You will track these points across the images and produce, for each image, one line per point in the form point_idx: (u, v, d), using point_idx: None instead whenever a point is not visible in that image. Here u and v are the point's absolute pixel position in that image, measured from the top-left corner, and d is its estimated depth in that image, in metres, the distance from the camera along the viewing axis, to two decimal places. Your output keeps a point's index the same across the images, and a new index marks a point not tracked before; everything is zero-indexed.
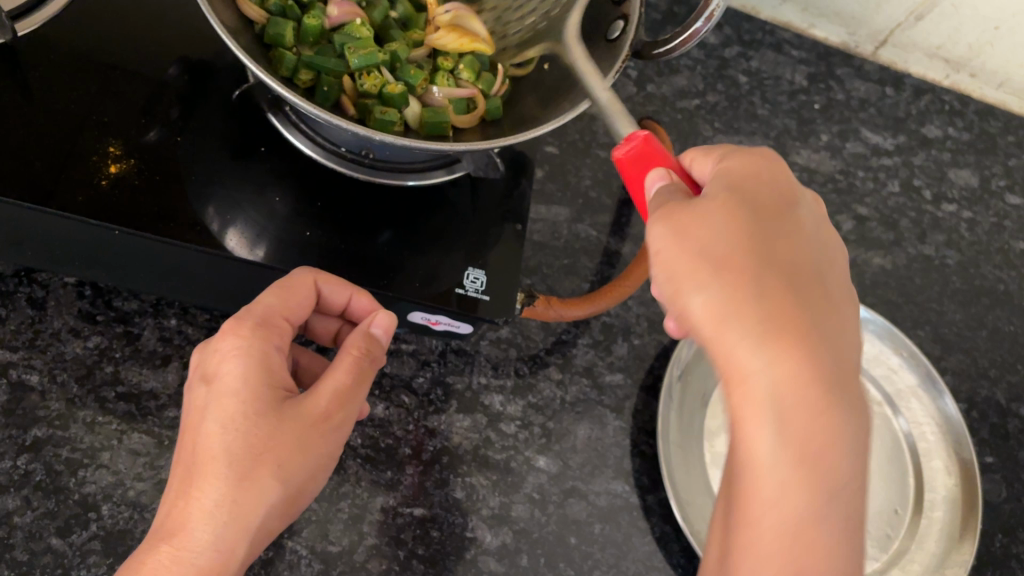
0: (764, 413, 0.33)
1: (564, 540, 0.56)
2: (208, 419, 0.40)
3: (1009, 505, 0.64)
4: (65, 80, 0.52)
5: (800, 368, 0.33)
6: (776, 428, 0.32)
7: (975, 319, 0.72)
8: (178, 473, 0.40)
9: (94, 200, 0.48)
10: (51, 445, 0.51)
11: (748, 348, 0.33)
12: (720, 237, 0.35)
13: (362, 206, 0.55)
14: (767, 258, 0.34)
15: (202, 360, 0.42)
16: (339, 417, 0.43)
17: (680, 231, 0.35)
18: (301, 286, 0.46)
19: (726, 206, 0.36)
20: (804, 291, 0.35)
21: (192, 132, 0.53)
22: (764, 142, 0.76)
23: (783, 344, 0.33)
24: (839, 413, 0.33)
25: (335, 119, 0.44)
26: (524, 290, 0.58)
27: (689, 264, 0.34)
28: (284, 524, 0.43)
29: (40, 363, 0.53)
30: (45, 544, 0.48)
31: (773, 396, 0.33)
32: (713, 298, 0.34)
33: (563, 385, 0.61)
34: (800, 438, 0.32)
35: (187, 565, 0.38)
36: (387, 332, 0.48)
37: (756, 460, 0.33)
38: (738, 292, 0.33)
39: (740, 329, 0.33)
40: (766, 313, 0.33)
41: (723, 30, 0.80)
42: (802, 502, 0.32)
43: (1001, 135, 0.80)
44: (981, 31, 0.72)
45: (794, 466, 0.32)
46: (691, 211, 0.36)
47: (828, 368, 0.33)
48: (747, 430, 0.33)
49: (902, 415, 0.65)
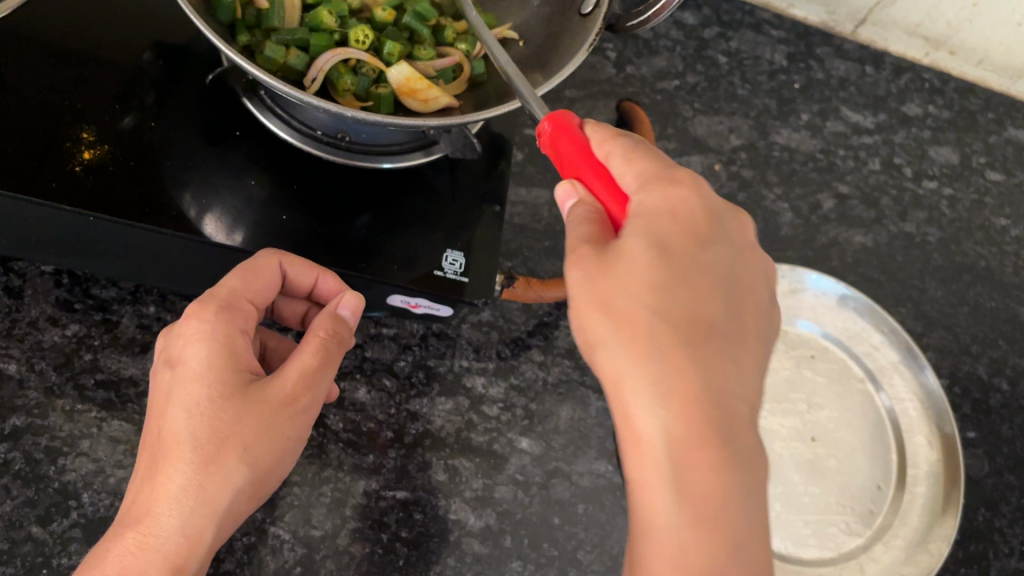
0: (662, 473, 0.34)
1: (547, 521, 0.56)
2: (173, 403, 0.40)
3: (992, 479, 0.65)
4: (37, 66, 0.51)
5: (686, 426, 0.34)
6: (669, 491, 0.34)
7: (956, 295, 0.72)
8: (145, 458, 0.40)
9: (68, 186, 0.48)
10: (30, 433, 0.50)
11: (642, 408, 0.35)
12: (629, 291, 0.36)
13: (340, 188, 0.55)
14: (670, 308, 0.36)
15: (169, 346, 0.42)
16: (307, 397, 0.43)
17: (593, 286, 0.36)
18: (265, 270, 0.46)
19: (639, 247, 0.36)
20: (700, 341, 0.36)
21: (167, 117, 0.53)
22: (745, 122, 0.76)
23: (677, 410, 0.34)
24: (711, 464, 0.34)
25: (306, 98, 0.44)
26: (503, 272, 0.57)
27: (598, 321, 0.36)
28: (254, 505, 0.43)
29: (18, 352, 0.53)
30: (26, 533, 0.48)
31: (661, 448, 0.34)
32: (615, 355, 0.35)
33: (545, 367, 0.61)
34: (691, 491, 0.34)
35: (155, 549, 0.38)
36: (356, 312, 0.48)
37: (654, 517, 0.34)
38: (642, 349, 0.35)
39: (638, 387, 0.35)
40: (661, 373, 0.34)
41: (703, 11, 0.80)
42: (696, 552, 0.34)
43: (982, 112, 0.80)
44: (959, 8, 0.72)
45: (687, 520, 0.34)
46: (610, 264, 0.37)
47: (705, 415, 0.34)
48: (645, 482, 0.35)
49: (885, 391, 0.65)
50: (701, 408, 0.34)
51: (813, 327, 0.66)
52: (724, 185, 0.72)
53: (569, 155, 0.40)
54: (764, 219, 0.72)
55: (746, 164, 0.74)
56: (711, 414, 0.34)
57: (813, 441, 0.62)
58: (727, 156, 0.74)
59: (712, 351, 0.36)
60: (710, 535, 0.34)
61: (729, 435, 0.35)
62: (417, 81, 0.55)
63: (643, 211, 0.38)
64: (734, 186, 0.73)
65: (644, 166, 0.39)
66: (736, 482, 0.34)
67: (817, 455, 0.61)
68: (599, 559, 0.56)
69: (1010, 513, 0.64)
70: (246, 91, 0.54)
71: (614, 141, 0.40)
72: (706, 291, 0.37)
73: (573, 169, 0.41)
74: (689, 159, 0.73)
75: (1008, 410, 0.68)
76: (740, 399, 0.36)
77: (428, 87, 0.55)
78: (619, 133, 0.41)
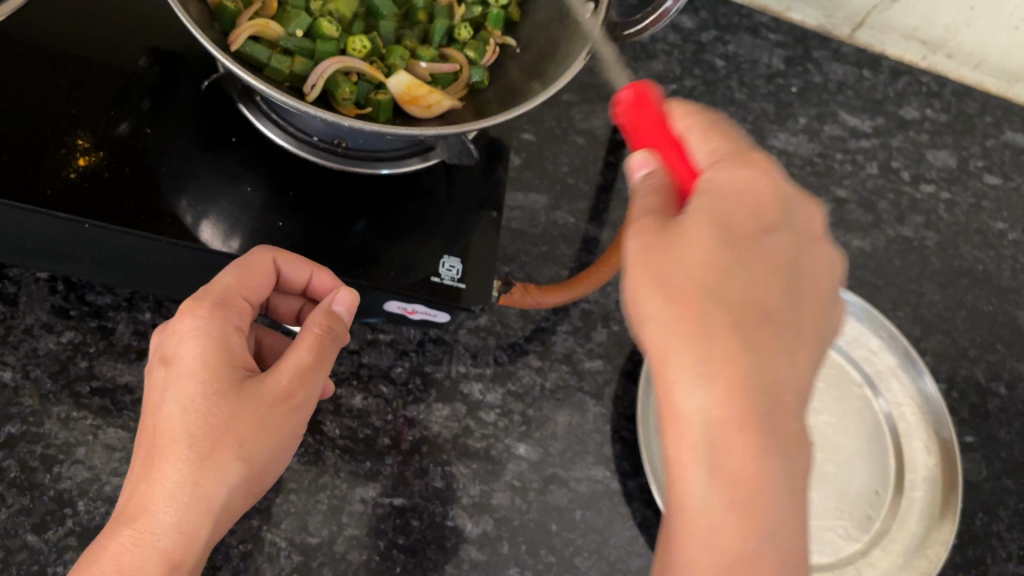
0: (698, 454, 0.32)
1: (545, 527, 0.56)
2: (167, 400, 0.39)
3: (990, 484, 0.65)
4: (31, 71, 0.51)
5: (734, 411, 0.31)
6: (704, 473, 0.32)
7: (954, 299, 0.72)
8: (140, 454, 0.40)
9: (62, 193, 0.48)
10: (25, 441, 0.50)
11: (688, 386, 0.32)
12: (681, 261, 0.33)
13: (336, 194, 0.54)
14: (726, 283, 0.32)
15: (163, 342, 0.42)
16: (302, 394, 0.43)
17: (646, 254, 0.34)
18: (259, 266, 0.46)
19: (696, 221, 0.34)
20: (751, 325, 0.32)
21: (162, 122, 0.53)
22: (742, 126, 0.75)
23: (722, 395, 0.31)
24: (750, 453, 0.31)
25: (301, 106, 0.43)
26: (500, 278, 0.57)
27: (646, 290, 0.34)
28: (249, 501, 0.43)
29: (13, 359, 0.52)
30: (21, 541, 0.48)
31: (702, 433, 0.32)
32: (661, 328, 0.33)
33: (543, 372, 0.61)
34: (730, 476, 0.31)
35: (150, 546, 0.38)
36: (351, 307, 0.47)
37: (688, 499, 0.32)
38: (693, 326, 0.32)
39: (682, 361, 0.32)
40: (711, 351, 0.32)
41: (700, 15, 0.80)
42: (728, 538, 0.32)
43: (979, 116, 0.80)
44: (957, 12, 0.72)
45: (724, 511, 0.32)
46: (665, 233, 0.34)
47: (752, 397, 0.32)
48: (683, 461, 0.33)
49: (883, 396, 0.65)
50: (748, 390, 0.31)
51: None
52: None
53: (637, 124, 0.38)
54: None
55: None
56: (761, 399, 0.32)
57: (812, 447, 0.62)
58: None
59: (765, 336, 0.32)
60: (750, 525, 0.31)
61: (777, 428, 0.32)
62: (418, 87, 0.54)
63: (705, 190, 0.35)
64: None
65: (719, 145, 0.37)
66: (780, 472, 0.32)
67: (816, 461, 0.61)
68: (597, 565, 0.56)
69: (1008, 517, 0.64)
70: (239, 96, 0.55)
71: (694, 118, 0.38)
72: (761, 270, 0.34)
73: (643, 139, 0.38)
74: None
75: (1007, 414, 0.68)
76: (796, 392, 0.33)
77: (429, 93, 0.54)
78: (702, 110, 0.39)
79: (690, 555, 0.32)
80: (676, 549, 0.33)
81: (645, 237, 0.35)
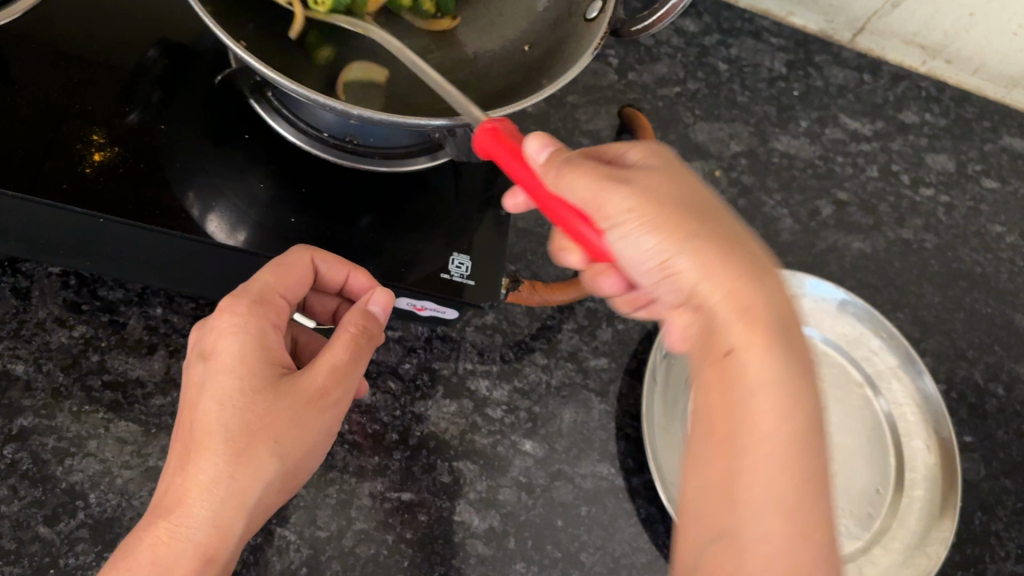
0: (769, 345, 0.33)
1: (550, 523, 0.56)
2: (205, 397, 0.40)
3: (988, 483, 0.66)
4: (46, 68, 0.52)
5: (769, 297, 0.35)
6: (780, 354, 0.33)
7: (952, 301, 0.73)
8: (177, 451, 0.41)
9: (78, 187, 0.48)
10: (38, 434, 0.51)
11: (739, 283, 0.34)
12: (684, 195, 0.36)
13: (347, 193, 0.55)
14: (726, 217, 0.37)
15: (202, 339, 0.42)
16: (338, 391, 0.43)
17: (645, 185, 0.36)
18: (300, 265, 0.46)
19: (677, 175, 0.37)
20: (760, 248, 0.36)
21: (175, 118, 0.53)
22: (745, 128, 0.76)
23: (787, 324, 0.34)
24: (788, 365, 0.33)
25: (314, 95, 0.44)
26: (507, 275, 0.58)
27: (667, 211, 0.35)
28: (284, 498, 0.44)
29: (25, 353, 0.53)
30: (33, 533, 0.48)
31: (770, 328, 0.34)
32: (684, 251, 0.34)
33: (549, 370, 0.62)
34: (803, 382, 0.33)
35: (186, 541, 0.38)
36: (387, 308, 0.48)
37: (766, 386, 0.33)
38: (740, 240, 0.36)
39: (725, 255, 0.34)
40: (744, 253, 0.35)
41: (703, 19, 0.81)
42: (800, 422, 0.32)
43: (977, 121, 0.81)
44: (956, 17, 0.73)
45: (794, 388, 0.33)
46: (649, 173, 0.37)
47: (792, 309, 0.35)
48: (748, 365, 0.33)
49: (883, 396, 0.66)
50: (775, 312, 0.34)
51: (813, 331, 0.67)
52: (723, 191, 0.73)
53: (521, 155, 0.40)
54: (763, 224, 0.73)
55: (746, 170, 0.75)
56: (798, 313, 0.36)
57: None
58: (727, 162, 0.74)
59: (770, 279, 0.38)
60: (808, 401, 0.33)
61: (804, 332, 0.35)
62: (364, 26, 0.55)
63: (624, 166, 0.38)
64: (734, 192, 0.73)
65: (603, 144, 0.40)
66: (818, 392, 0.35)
67: None
68: (602, 560, 0.56)
69: (1006, 516, 0.64)
70: (252, 92, 0.55)
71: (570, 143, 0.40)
72: None
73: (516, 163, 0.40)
74: (690, 164, 0.74)
75: (1005, 414, 0.69)
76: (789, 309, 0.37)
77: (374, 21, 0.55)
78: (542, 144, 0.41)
79: (766, 487, 0.31)
80: (746, 474, 0.32)
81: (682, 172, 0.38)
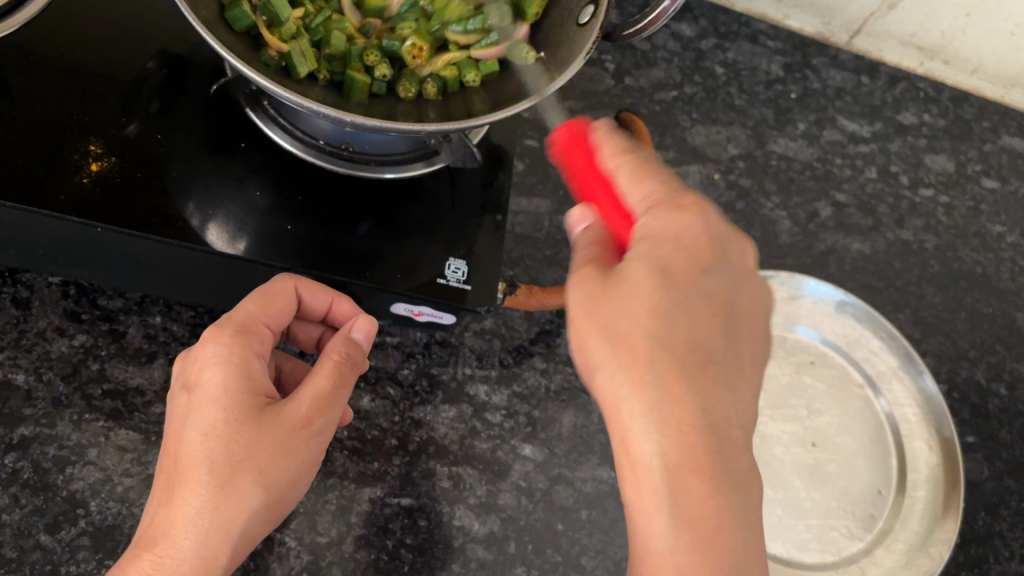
0: (659, 497, 0.36)
1: (550, 526, 0.56)
2: (189, 426, 0.41)
3: (991, 483, 0.65)
4: (44, 80, 0.52)
5: (682, 451, 0.36)
6: (662, 510, 0.36)
7: (953, 302, 0.73)
8: (162, 481, 0.41)
9: (76, 198, 0.49)
10: (38, 443, 0.51)
11: (640, 433, 0.36)
12: (627, 315, 0.38)
13: (342, 200, 0.55)
14: (673, 333, 0.37)
15: (186, 369, 0.43)
16: (322, 420, 0.44)
17: (591, 305, 0.39)
18: (282, 295, 0.48)
19: (641, 277, 0.38)
20: (701, 368, 0.37)
21: (171, 128, 0.54)
22: (742, 131, 0.76)
23: (703, 470, 0.36)
24: (734, 524, 0.36)
25: (306, 101, 0.43)
26: (505, 280, 0.58)
27: (600, 342, 0.38)
28: (268, 528, 0.44)
29: (26, 362, 0.53)
30: (34, 541, 0.49)
31: (660, 477, 0.36)
32: (615, 380, 0.37)
33: (548, 374, 0.62)
34: (693, 536, 0.36)
35: (170, 573, 0.38)
36: (368, 335, 0.49)
37: (652, 541, 0.37)
38: (664, 376, 0.37)
39: (633, 401, 0.37)
40: (659, 396, 0.36)
41: (699, 23, 0.81)
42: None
43: (976, 121, 0.81)
44: (953, 18, 0.73)
45: (682, 541, 0.36)
46: (608, 286, 0.39)
47: (716, 446, 0.36)
48: (642, 511, 0.37)
49: (884, 396, 0.66)
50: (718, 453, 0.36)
51: (812, 333, 0.67)
52: (721, 194, 0.73)
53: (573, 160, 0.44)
54: (762, 227, 0.73)
55: (744, 173, 0.75)
56: (736, 461, 0.37)
57: (813, 447, 0.62)
58: (725, 166, 0.75)
59: (747, 369, 0.40)
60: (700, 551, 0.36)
61: (730, 462, 0.37)
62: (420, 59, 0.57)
63: (650, 237, 0.40)
64: (732, 195, 0.74)
65: (650, 190, 0.41)
66: (732, 542, 0.36)
67: (819, 460, 0.62)
68: (603, 564, 0.56)
69: (1010, 516, 0.64)
70: (249, 102, 0.55)
71: (624, 156, 0.42)
72: (745, 330, 0.41)
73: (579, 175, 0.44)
74: (688, 167, 0.74)
75: (1007, 414, 0.69)
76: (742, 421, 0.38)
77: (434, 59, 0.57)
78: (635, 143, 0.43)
79: None
80: None
81: (664, 276, 0.38)
